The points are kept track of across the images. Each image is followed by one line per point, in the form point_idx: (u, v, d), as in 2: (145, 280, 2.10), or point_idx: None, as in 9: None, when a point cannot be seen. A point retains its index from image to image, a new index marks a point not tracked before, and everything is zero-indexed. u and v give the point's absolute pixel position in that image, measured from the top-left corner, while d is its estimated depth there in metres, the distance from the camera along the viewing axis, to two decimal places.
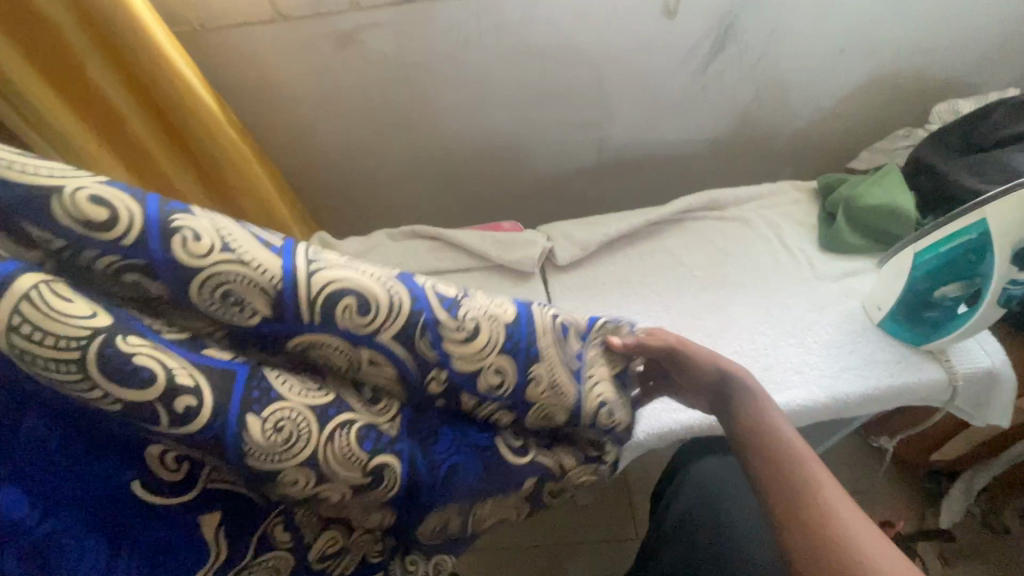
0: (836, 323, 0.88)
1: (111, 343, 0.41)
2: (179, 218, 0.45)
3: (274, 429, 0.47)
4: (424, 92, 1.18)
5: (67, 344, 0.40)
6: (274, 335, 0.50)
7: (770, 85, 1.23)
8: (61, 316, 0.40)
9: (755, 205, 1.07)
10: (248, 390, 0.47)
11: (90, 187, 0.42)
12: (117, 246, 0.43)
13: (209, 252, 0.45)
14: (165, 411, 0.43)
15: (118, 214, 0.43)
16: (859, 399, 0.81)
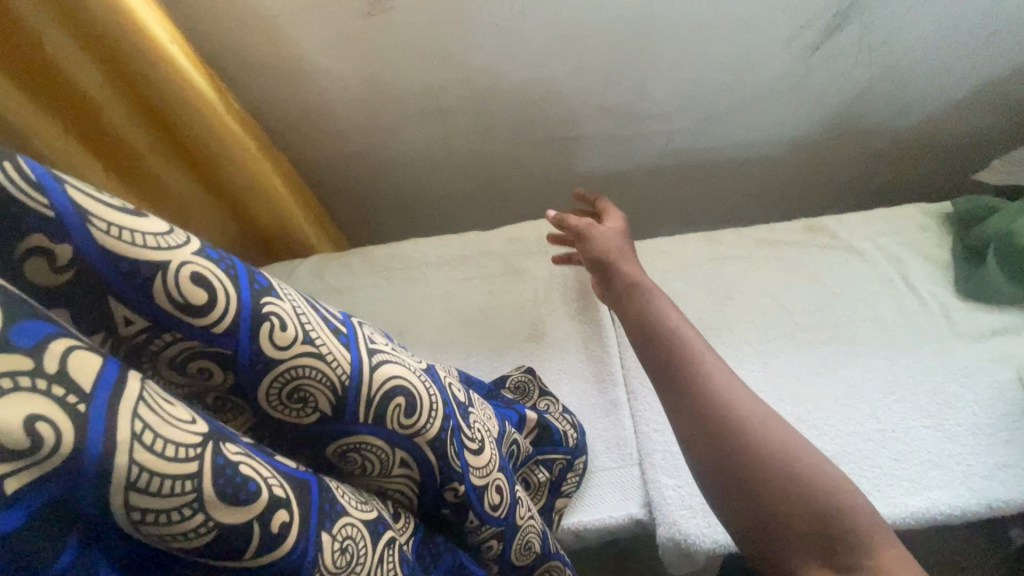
0: (986, 400, 0.69)
1: (221, 450, 0.26)
2: (269, 297, 0.31)
3: (340, 549, 0.31)
4: (465, 73, 0.97)
5: (176, 454, 0.25)
6: (304, 440, 0.35)
7: (890, 74, 0.99)
8: (167, 412, 0.25)
9: (870, 230, 0.87)
10: (320, 502, 0.31)
11: (196, 263, 0.29)
12: (203, 327, 0.29)
13: (290, 345, 0.32)
14: (264, 543, 0.27)
15: (218, 283, 0.29)
16: (1017, 508, 0.63)
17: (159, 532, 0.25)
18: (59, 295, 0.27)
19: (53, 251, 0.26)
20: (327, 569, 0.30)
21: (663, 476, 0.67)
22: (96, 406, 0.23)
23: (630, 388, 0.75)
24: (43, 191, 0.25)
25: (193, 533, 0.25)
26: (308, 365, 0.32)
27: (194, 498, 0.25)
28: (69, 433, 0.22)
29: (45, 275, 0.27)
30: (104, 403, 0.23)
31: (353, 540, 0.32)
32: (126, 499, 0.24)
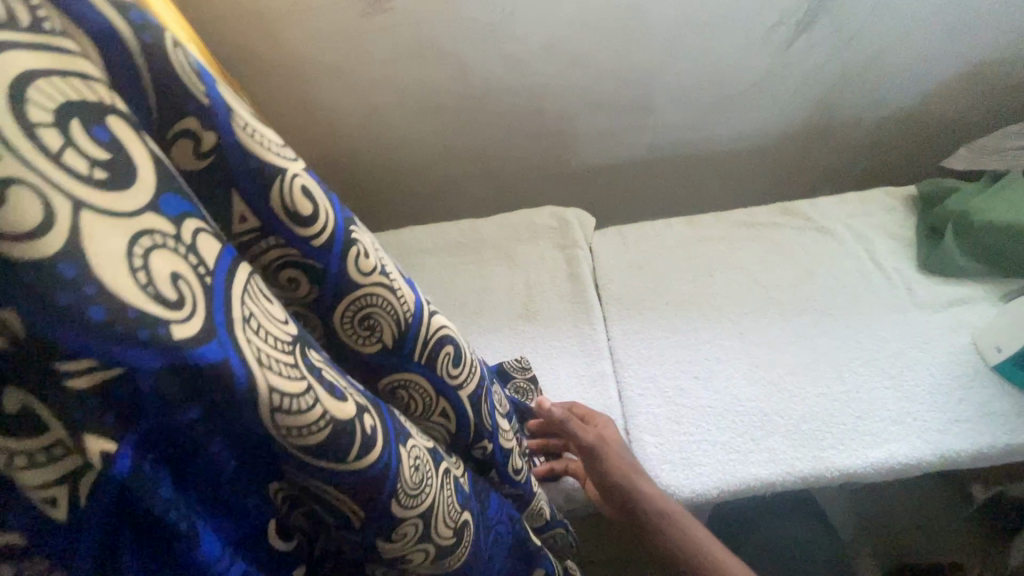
0: (943, 363, 0.75)
1: (308, 354, 0.29)
2: (353, 226, 0.35)
3: (415, 467, 0.36)
4: (462, 69, 1.03)
5: (277, 346, 0.27)
6: (361, 368, 0.39)
7: (861, 67, 1.06)
8: (267, 307, 0.28)
9: (841, 214, 0.93)
10: (395, 420, 0.35)
11: (301, 175, 0.32)
12: (302, 240, 0.32)
13: (370, 274, 0.35)
14: (362, 445, 0.31)
15: (319, 202, 0.32)
16: (969, 457, 0.69)
17: (283, 420, 0.27)
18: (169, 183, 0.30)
19: (198, 134, 0.29)
20: (406, 486, 0.35)
21: (648, 435, 0.72)
22: (218, 279, 0.25)
23: (616, 358, 0.80)
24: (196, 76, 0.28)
25: (300, 426, 0.28)
26: (384, 303, 0.36)
27: (305, 390, 0.28)
28: (202, 294, 0.24)
29: (184, 155, 0.29)
30: (223, 282, 0.25)
31: (421, 462, 0.37)
32: (257, 384, 0.26)
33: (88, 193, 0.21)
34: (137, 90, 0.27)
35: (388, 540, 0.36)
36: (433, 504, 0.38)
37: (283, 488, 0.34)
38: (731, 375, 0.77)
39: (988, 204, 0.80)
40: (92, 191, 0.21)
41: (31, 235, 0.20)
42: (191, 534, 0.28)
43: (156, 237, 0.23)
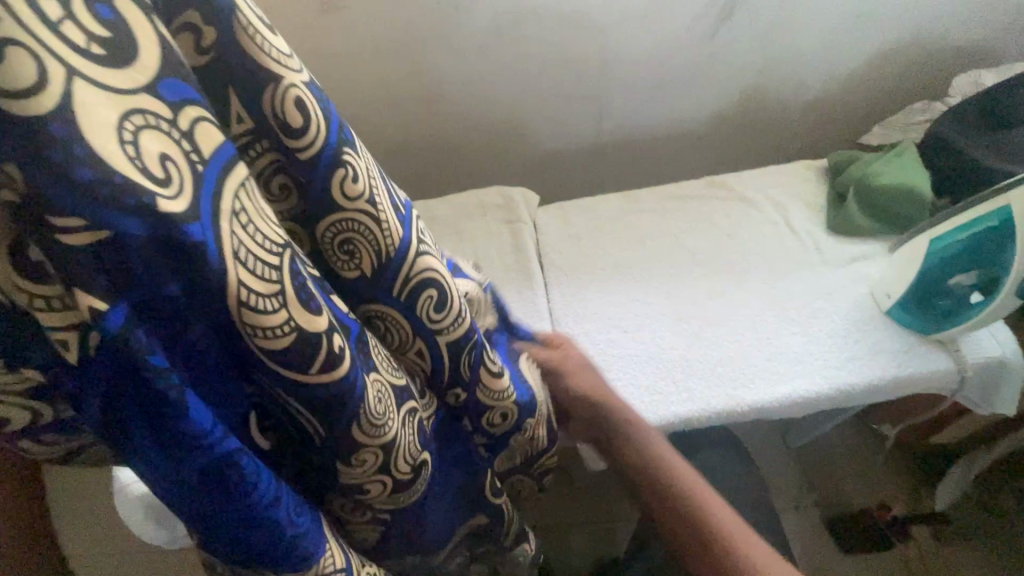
0: (844, 311, 0.84)
1: (297, 262, 0.31)
2: (346, 149, 0.36)
3: (378, 397, 0.37)
4: (415, 62, 1.11)
5: (263, 245, 0.29)
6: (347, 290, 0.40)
7: (782, 54, 1.16)
8: (263, 214, 0.30)
9: (762, 185, 1.02)
10: (361, 348, 0.37)
11: (300, 88, 0.33)
12: (290, 153, 0.34)
13: (356, 199, 0.36)
14: (327, 359, 0.32)
15: (315, 114, 0.34)
16: (862, 389, 0.78)
17: (246, 315, 0.29)
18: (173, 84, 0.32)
19: (199, 30, 0.31)
20: (368, 412, 0.36)
21: None
22: (211, 168, 0.27)
23: (555, 318, 0.88)
24: None
25: (267, 325, 0.29)
26: (375, 228, 0.37)
27: (275, 292, 0.29)
28: (191, 177, 0.26)
29: (186, 51, 0.31)
30: (215, 171, 0.27)
31: (382, 392, 0.38)
32: (235, 272, 0.28)
33: (84, 65, 0.23)
34: None
35: (347, 464, 0.38)
36: (396, 438, 0.39)
37: (266, 395, 0.35)
38: (656, 328, 0.85)
39: (880, 170, 0.91)
40: (90, 64, 0.23)
41: (25, 93, 0.21)
42: (180, 402, 0.27)
43: (150, 117, 0.25)
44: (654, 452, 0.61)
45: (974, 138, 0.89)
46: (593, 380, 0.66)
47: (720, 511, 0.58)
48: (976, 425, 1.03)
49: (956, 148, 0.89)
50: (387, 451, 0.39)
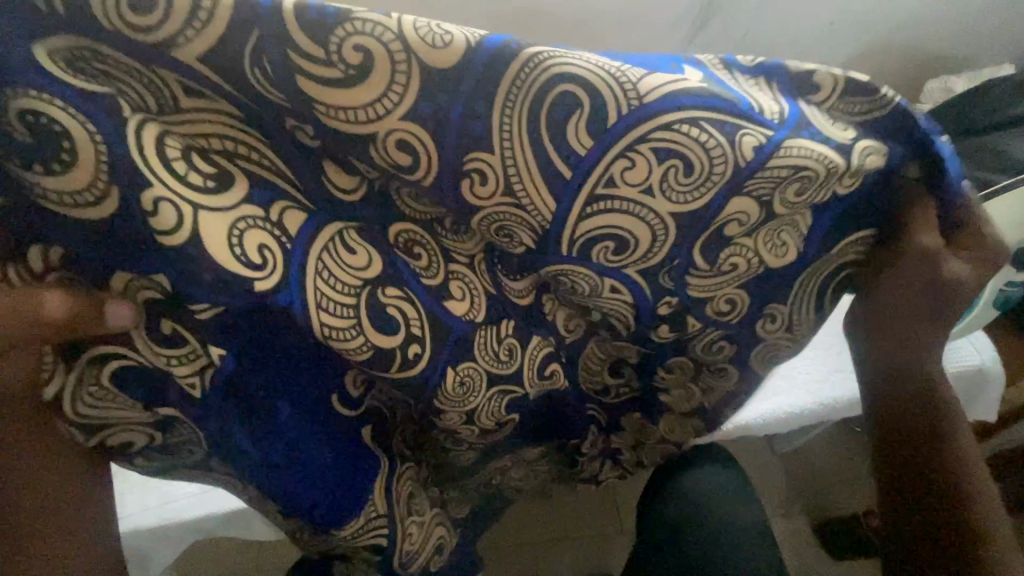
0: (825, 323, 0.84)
1: (375, 294, 0.50)
2: (481, 147, 0.45)
3: (460, 381, 0.58)
4: None
5: (345, 289, 0.49)
6: (521, 269, 0.57)
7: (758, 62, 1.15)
8: (347, 264, 0.49)
9: None
10: (442, 348, 0.55)
11: (394, 133, 0.44)
12: (407, 174, 0.47)
13: (491, 195, 0.48)
14: (406, 361, 0.53)
15: (417, 151, 0.45)
16: (847, 403, 0.78)
17: (332, 332, 0.49)
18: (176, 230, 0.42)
19: (302, 129, 0.44)
20: (445, 391, 0.58)
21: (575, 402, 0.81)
22: (296, 247, 0.46)
23: None
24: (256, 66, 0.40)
25: (348, 346, 0.50)
26: (452, 242, 0.55)
27: (351, 324, 0.49)
28: (280, 257, 0.46)
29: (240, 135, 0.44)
30: (302, 244, 0.47)
31: (468, 378, 0.59)
32: (319, 314, 0.48)
33: (201, 201, 0.42)
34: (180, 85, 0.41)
35: (438, 418, 0.62)
36: (476, 406, 0.61)
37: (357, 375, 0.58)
38: None
39: None
40: (198, 197, 0.42)
41: (171, 228, 0.41)
42: (269, 409, 0.54)
43: (249, 221, 0.44)
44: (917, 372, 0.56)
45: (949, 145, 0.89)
46: (892, 300, 0.55)
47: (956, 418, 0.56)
48: None
49: None
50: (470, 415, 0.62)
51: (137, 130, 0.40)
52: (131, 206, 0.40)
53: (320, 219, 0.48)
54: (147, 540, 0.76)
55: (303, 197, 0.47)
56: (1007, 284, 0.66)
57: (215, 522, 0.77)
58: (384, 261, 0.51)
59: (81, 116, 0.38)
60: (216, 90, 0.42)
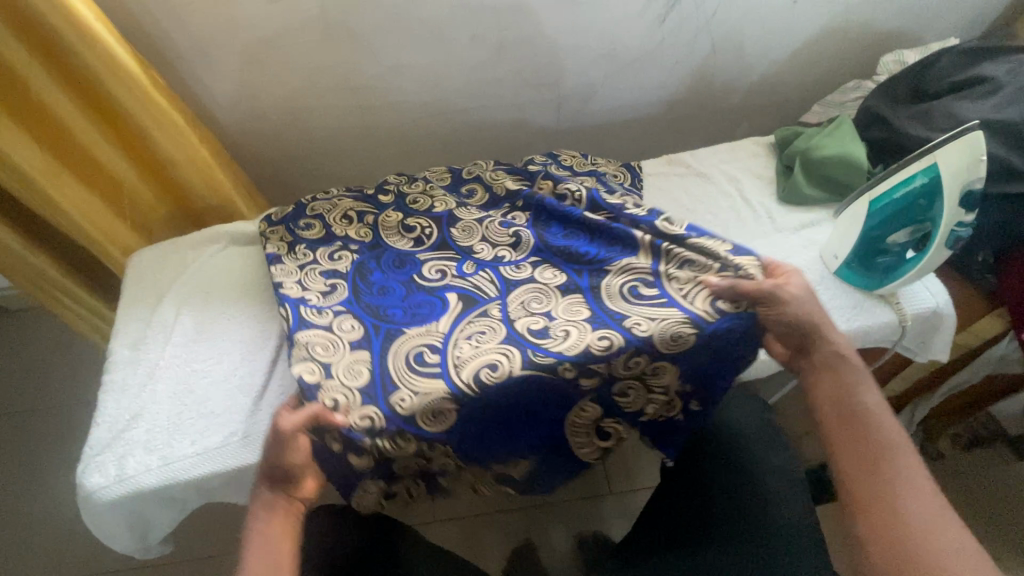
0: (797, 273, 0.90)
1: (395, 207, 0.92)
2: (390, 177, 1.00)
3: (463, 229, 0.86)
4: (374, 51, 1.11)
5: (379, 213, 0.92)
6: (449, 177, 0.98)
7: (727, 40, 1.22)
8: (378, 206, 0.93)
9: (716, 160, 1.07)
10: (449, 231, 0.86)
11: (389, 180, 0.99)
12: (390, 186, 0.97)
13: (416, 177, 0.98)
14: (422, 234, 0.86)
15: (393, 176, 1.00)
16: None
17: (385, 232, 0.88)
18: (345, 207, 0.94)
19: (367, 191, 0.98)
20: (459, 236, 0.85)
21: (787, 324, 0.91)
22: (370, 199, 0.95)
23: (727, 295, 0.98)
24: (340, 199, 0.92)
25: (400, 241, 0.86)
26: (432, 192, 0.94)
27: (394, 228, 0.88)
28: (359, 216, 0.92)
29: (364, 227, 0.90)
30: (371, 202, 0.94)
31: (469, 228, 0.86)
32: (367, 222, 0.90)
33: (349, 204, 0.94)
34: (360, 214, 0.92)
35: (477, 253, 0.82)
36: (484, 235, 0.84)
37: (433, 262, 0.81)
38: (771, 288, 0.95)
39: (820, 142, 0.98)
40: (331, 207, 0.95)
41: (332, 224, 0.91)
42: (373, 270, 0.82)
43: (353, 207, 0.93)
44: (840, 380, 0.60)
45: (903, 109, 0.96)
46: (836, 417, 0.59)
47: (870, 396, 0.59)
48: (916, 376, 1.12)
49: (888, 119, 0.96)
50: (487, 240, 0.83)
51: (358, 215, 0.92)
52: (317, 232, 0.90)
53: (375, 202, 0.94)
54: (150, 500, 0.76)
55: (364, 200, 0.95)
56: (957, 224, 0.72)
57: (221, 480, 0.77)
58: (395, 210, 0.91)
59: (311, 210, 0.95)
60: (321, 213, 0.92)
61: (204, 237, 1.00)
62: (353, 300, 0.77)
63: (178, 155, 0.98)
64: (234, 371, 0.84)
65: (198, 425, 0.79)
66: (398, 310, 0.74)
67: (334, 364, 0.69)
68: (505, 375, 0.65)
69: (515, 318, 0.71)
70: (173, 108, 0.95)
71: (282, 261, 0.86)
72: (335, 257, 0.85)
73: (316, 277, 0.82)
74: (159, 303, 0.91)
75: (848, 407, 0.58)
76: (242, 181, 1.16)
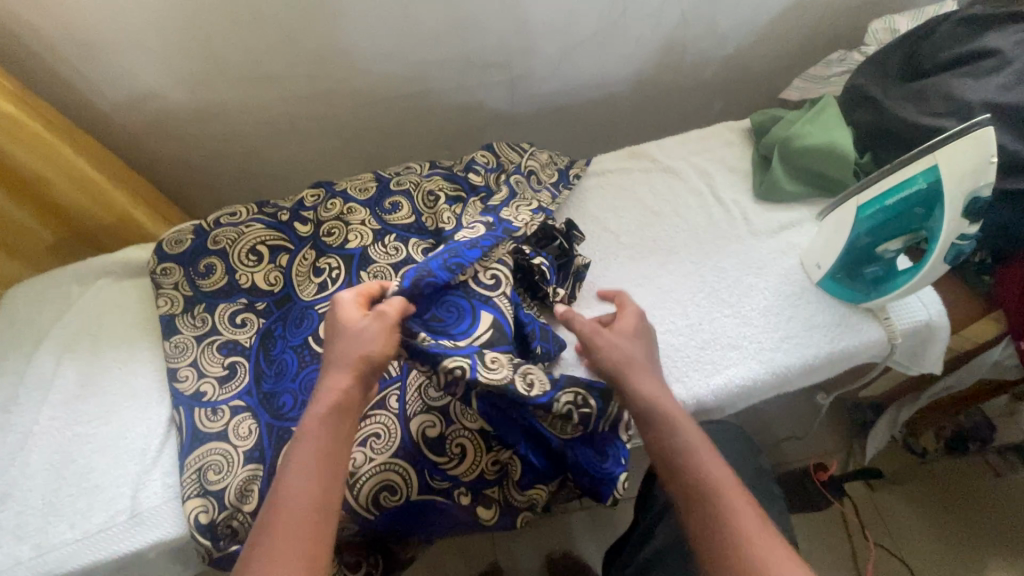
0: (774, 285, 0.80)
1: (307, 241, 0.78)
2: (308, 188, 0.84)
3: (374, 276, 0.74)
4: (287, 35, 0.94)
5: (286, 248, 0.78)
6: (374, 188, 0.82)
7: (697, 8, 1.07)
8: (287, 236, 0.79)
9: (685, 151, 0.95)
10: (359, 276, 0.74)
11: (304, 194, 0.83)
12: (303, 205, 0.82)
13: (336, 190, 0.83)
14: (324, 284, 0.74)
15: (314, 188, 0.84)
16: (799, 370, 0.74)
17: (293, 277, 0.76)
18: (246, 234, 0.79)
19: (279, 208, 0.83)
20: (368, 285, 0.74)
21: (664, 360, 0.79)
22: (281, 223, 0.80)
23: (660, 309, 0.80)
24: (243, 234, 0.78)
25: (303, 291, 0.75)
26: (347, 214, 0.79)
27: (302, 273, 0.76)
28: (263, 252, 0.78)
29: (268, 269, 0.77)
30: (283, 228, 0.80)
31: (381, 275, 0.74)
32: (271, 262, 0.77)
33: (252, 231, 0.79)
34: (264, 249, 0.78)
35: None
36: None
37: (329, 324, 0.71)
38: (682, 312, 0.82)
39: (801, 130, 0.85)
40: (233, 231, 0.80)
41: (227, 266, 0.77)
42: (270, 336, 0.73)
43: (256, 237, 0.78)
44: (695, 464, 0.51)
45: (895, 89, 0.83)
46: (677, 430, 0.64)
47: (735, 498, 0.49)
48: (901, 379, 1.03)
49: (878, 101, 0.83)
50: None
51: (263, 250, 0.78)
52: (211, 276, 0.77)
53: (283, 230, 0.79)
54: None
55: (272, 224, 0.80)
56: (958, 237, 0.62)
57: (109, 568, 0.65)
58: (307, 244, 0.78)
59: (208, 236, 0.79)
60: (218, 249, 0.78)
61: (85, 267, 0.84)
62: (252, 389, 0.69)
63: (45, 170, 0.82)
64: (124, 433, 0.71)
65: (80, 504, 0.67)
66: (291, 399, 0.67)
67: (225, 489, 0.63)
68: (403, 498, 0.64)
69: (412, 414, 0.66)
70: (27, 113, 0.78)
71: (179, 328, 0.75)
72: (236, 320, 0.74)
73: (212, 355, 0.72)
74: (36, 350, 0.77)
75: (696, 503, 0.50)
76: (146, 193, 1.00)
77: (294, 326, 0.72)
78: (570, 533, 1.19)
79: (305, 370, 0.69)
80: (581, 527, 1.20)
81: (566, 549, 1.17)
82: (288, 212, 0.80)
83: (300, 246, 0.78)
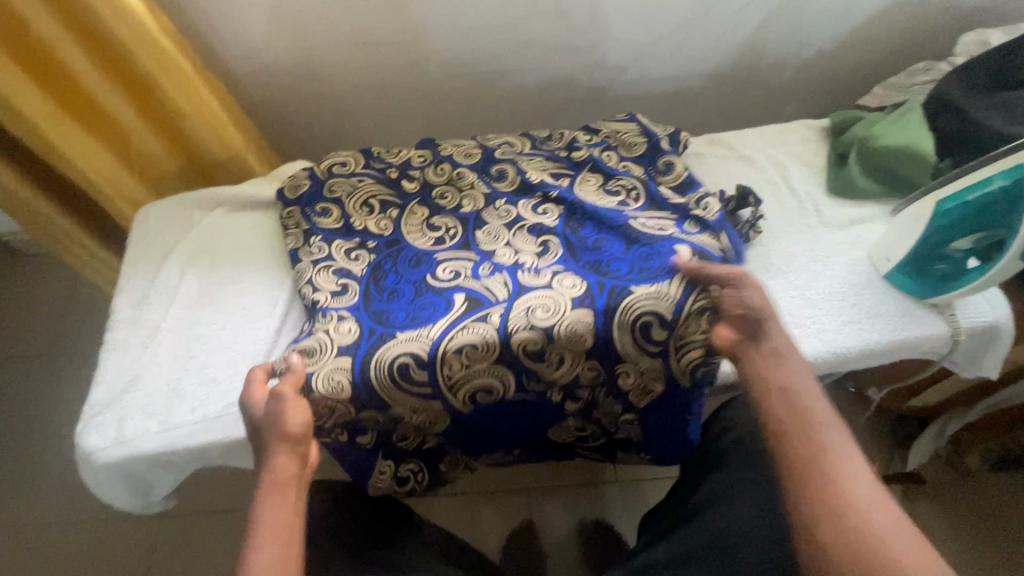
0: (843, 274, 0.83)
1: (419, 199, 0.87)
2: (415, 149, 0.92)
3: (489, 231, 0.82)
4: (399, 8, 1.03)
5: (399, 203, 0.87)
6: (479, 156, 0.90)
7: (784, 11, 1.11)
8: (400, 192, 0.88)
9: (761, 143, 0.98)
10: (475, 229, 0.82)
11: (410, 155, 0.92)
12: (411, 165, 0.91)
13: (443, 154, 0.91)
14: (441, 238, 0.83)
15: (420, 149, 0.92)
16: (859, 352, 0.78)
17: (409, 226, 0.84)
18: (361, 188, 0.88)
19: (387, 163, 0.91)
20: (482, 238, 0.81)
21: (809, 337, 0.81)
22: (394, 180, 0.89)
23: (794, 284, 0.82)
24: (361, 187, 0.88)
25: (420, 240, 0.83)
26: (458, 179, 0.87)
27: (417, 225, 0.85)
28: (378, 205, 0.87)
29: (382, 218, 0.85)
30: (396, 185, 0.89)
31: (491, 231, 0.82)
32: (386, 213, 0.86)
33: (370, 185, 0.88)
34: (379, 202, 0.87)
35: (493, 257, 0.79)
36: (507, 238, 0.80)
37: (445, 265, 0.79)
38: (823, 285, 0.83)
39: (883, 130, 0.88)
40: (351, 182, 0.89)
41: (345, 213, 0.86)
42: (383, 270, 0.80)
43: (373, 191, 0.87)
44: (814, 420, 0.56)
45: (980, 99, 0.86)
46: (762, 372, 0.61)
47: (849, 451, 0.53)
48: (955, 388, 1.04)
49: (963, 108, 0.85)
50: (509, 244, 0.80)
51: (378, 202, 0.87)
52: (331, 220, 0.86)
53: (396, 187, 0.88)
54: (147, 465, 0.75)
55: (385, 180, 0.89)
56: None
57: (219, 450, 0.75)
58: (417, 200, 0.87)
59: (327, 185, 0.88)
60: (335, 198, 0.87)
61: (210, 197, 0.95)
62: (361, 305, 0.77)
63: (185, 106, 0.93)
64: (237, 338, 0.80)
65: (198, 393, 0.76)
66: (405, 315, 0.74)
67: (314, 374, 0.70)
68: (497, 397, 0.74)
69: (514, 329, 0.71)
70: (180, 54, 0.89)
71: (300, 259, 0.84)
72: (352, 255, 0.83)
73: (328, 275, 0.80)
74: (163, 262, 0.88)
75: (813, 458, 0.53)
76: (254, 137, 1.11)
77: (409, 263, 0.80)
78: (602, 505, 1.24)
79: (421, 296, 0.76)
80: (616, 498, 1.25)
81: (598, 517, 1.22)
82: (397, 170, 0.90)
83: (412, 202, 0.87)
